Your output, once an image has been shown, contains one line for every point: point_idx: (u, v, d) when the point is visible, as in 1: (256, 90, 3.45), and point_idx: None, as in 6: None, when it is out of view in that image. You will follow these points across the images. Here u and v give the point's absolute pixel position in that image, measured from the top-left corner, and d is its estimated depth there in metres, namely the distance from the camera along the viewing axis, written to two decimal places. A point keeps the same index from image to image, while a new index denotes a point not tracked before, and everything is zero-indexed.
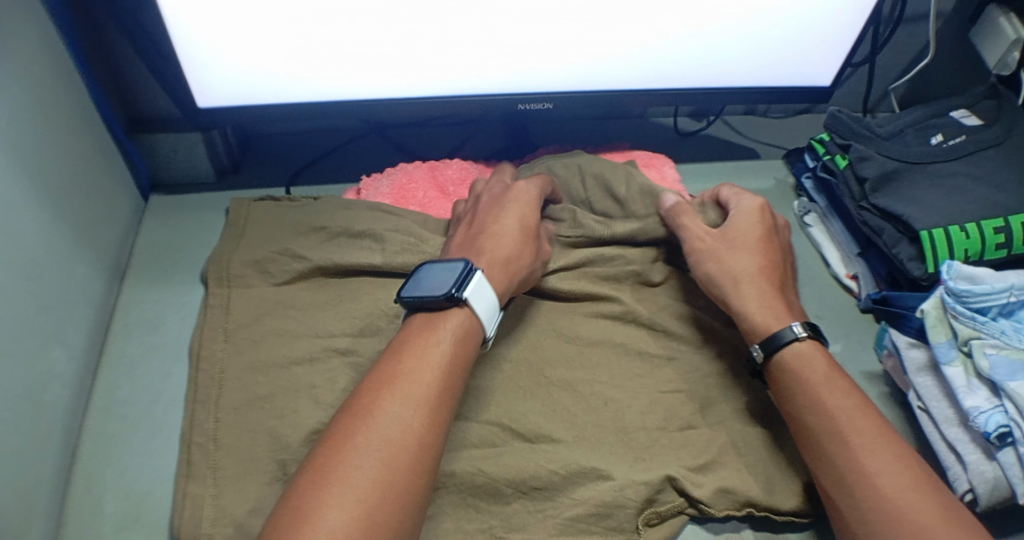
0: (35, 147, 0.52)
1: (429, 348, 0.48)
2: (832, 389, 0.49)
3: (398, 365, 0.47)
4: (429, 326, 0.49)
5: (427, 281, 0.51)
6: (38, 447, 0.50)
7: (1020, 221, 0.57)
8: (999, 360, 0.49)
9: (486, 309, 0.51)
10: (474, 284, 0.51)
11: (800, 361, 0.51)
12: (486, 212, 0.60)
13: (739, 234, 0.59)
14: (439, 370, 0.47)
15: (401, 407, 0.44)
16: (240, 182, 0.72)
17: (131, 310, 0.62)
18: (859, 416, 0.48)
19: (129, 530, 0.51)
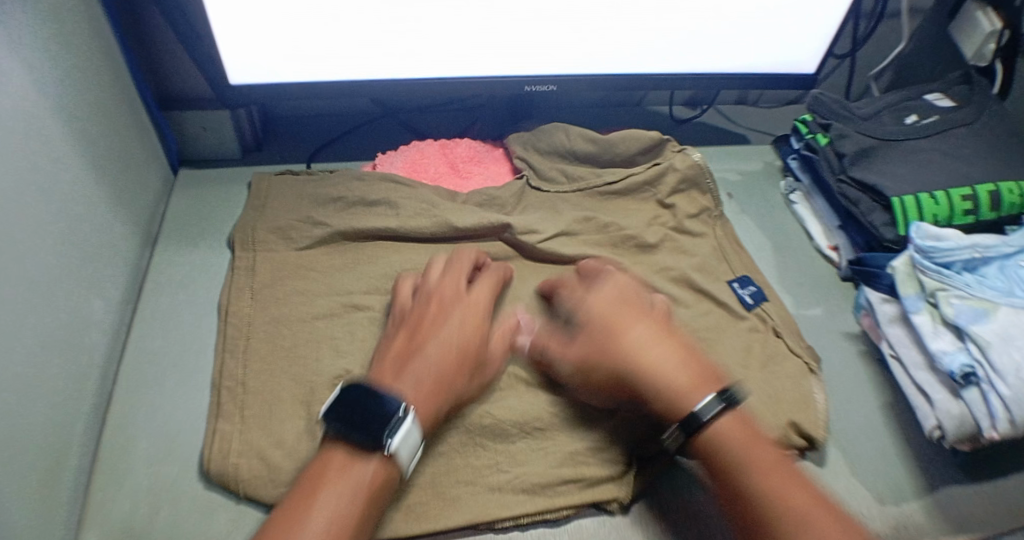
0: (79, 116, 0.57)
1: (342, 478, 0.46)
2: (770, 477, 0.46)
3: (299, 513, 0.44)
4: (347, 461, 0.47)
5: (355, 416, 0.48)
6: (78, 386, 0.55)
7: (986, 189, 0.62)
8: (963, 309, 0.55)
9: (410, 454, 0.49)
10: (405, 429, 0.48)
11: (723, 441, 0.49)
12: (432, 321, 0.57)
13: (614, 309, 0.56)
14: (346, 515, 0.45)
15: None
16: (264, 158, 0.77)
17: (162, 271, 0.67)
18: (798, 495, 0.45)
19: (165, 463, 0.56)
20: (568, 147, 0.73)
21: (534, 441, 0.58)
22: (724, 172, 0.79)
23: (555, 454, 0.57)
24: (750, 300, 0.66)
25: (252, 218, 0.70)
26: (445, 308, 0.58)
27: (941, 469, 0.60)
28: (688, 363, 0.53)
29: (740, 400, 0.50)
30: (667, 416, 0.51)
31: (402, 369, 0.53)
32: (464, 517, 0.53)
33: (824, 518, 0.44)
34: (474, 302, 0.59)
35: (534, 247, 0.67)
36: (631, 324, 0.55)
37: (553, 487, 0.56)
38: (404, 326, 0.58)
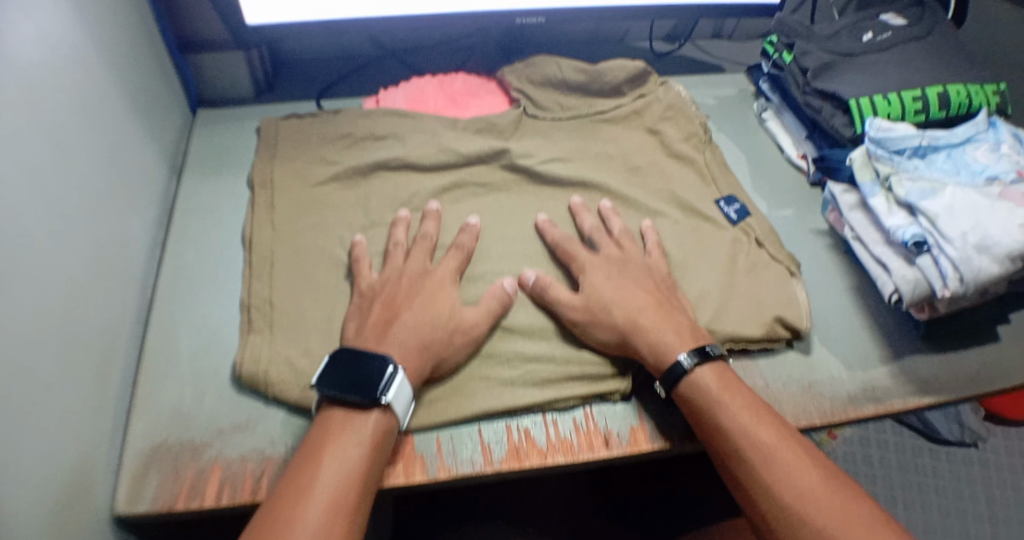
0: (110, 59, 0.63)
1: (348, 439, 0.52)
2: (733, 415, 0.56)
3: (312, 469, 0.50)
4: (347, 421, 0.53)
5: (348, 379, 0.54)
6: (120, 291, 0.61)
7: (935, 92, 0.69)
8: (913, 188, 0.62)
9: (404, 405, 0.55)
10: (396, 385, 0.54)
11: (698, 390, 0.58)
12: (405, 288, 0.61)
13: (600, 290, 0.62)
14: (355, 463, 0.51)
15: (323, 509, 0.48)
16: (275, 98, 0.83)
17: (188, 196, 0.73)
18: (761, 429, 0.56)
19: (204, 356, 0.63)
20: (560, 77, 0.78)
21: (536, 339, 0.63)
22: (702, 98, 0.85)
23: (560, 353, 0.62)
24: (735, 216, 0.71)
25: (269, 163, 0.73)
26: (420, 277, 0.62)
27: (899, 342, 0.67)
28: (671, 318, 0.61)
29: (716, 354, 0.60)
30: (657, 370, 0.59)
31: (385, 333, 0.58)
32: (482, 405, 0.59)
33: (779, 450, 0.55)
34: (442, 272, 0.63)
35: (533, 171, 0.72)
36: (625, 292, 0.62)
37: (560, 383, 0.61)
38: (379, 297, 0.61)
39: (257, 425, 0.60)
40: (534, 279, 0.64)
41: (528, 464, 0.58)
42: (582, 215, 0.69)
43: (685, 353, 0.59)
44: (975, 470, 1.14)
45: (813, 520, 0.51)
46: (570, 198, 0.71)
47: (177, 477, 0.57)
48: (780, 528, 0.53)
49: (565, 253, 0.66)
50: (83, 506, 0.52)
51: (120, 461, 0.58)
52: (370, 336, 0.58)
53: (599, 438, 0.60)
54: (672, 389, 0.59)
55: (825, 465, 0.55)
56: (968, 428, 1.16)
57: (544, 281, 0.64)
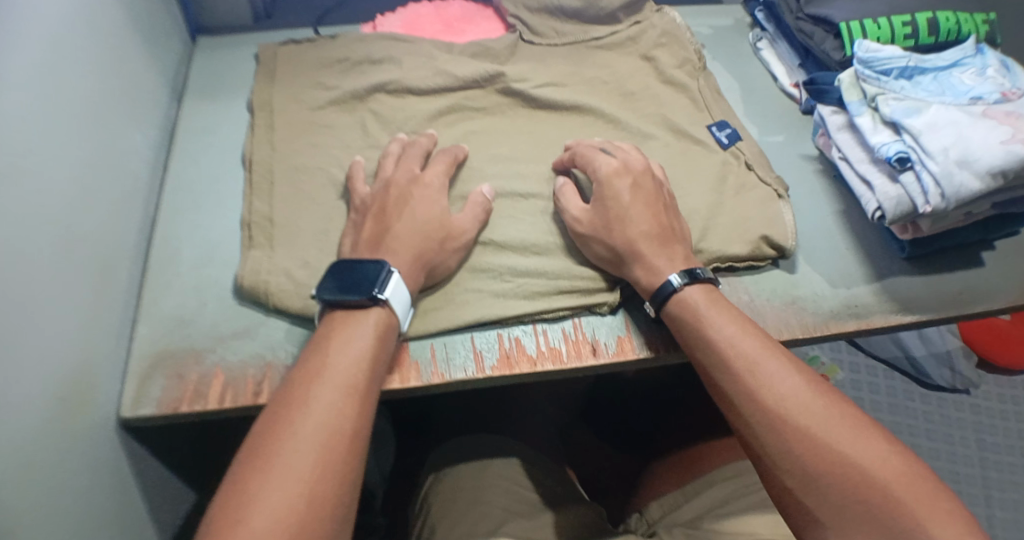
0: None
1: (353, 334, 0.53)
2: (722, 327, 0.56)
3: (318, 359, 0.52)
4: (350, 320, 0.55)
5: (346, 282, 0.56)
6: (123, 202, 0.63)
7: (925, 17, 0.71)
8: (898, 107, 0.63)
9: (401, 305, 0.57)
10: (393, 284, 0.56)
11: (684, 306, 0.58)
12: (399, 199, 0.62)
13: (608, 203, 0.63)
14: (361, 352, 0.53)
15: (333, 391, 0.50)
16: (273, 25, 0.84)
17: (189, 119, 0.75)
18: (747, 338, 0.55)
19: (205, 267, 0.65)
20: (556, 3, 0.79)
21: (528, 254, 0.65)
22: (698, 28, 0.85)
23: (552, 267, 0.64)
24: (725, 140, 0.72)
25: (269, 86, 0.74)
26: (412, 187, 0.63)
27: (885, 262, 0.68)
28: (669, 242, 0.61)
29: (708, 277, 0.60)
30: (646, 292, 0.60)
31: (378, 245, 0.59)
32: (474, 315, 0.61)
33: (765, 361, 0.54)
34: (431, 181, 0.64)
35: (528, 95, 0.73)
36: (628, 215, 0.62)
37: (550, 296, 0.63)
38: (370, 210, 0.62)
39: (258, 332, 0.62)
40: (559, 185, 0.67)
41: (518, 370, 0.60)
42: (581, 142, 0.69)
43: (675, 274, 0.59)
44: (966, 415, 1.15)
45: (796, 424, 0.51)
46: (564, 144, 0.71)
47: (181, 379, 0.59)
48: (762, 435, 0.52)
49: (581, 163, 0.66)
50: (91, 399, 0.54)
51: (126, 364, 0.60)
52: (367, 242, 0.60)
53: (587, 346, 0.62)
54: (658, 306, 0.59)
55: (811, 375, 0.54)
56: (959, 374, 1.16)
57: (562, 190, 0.66)
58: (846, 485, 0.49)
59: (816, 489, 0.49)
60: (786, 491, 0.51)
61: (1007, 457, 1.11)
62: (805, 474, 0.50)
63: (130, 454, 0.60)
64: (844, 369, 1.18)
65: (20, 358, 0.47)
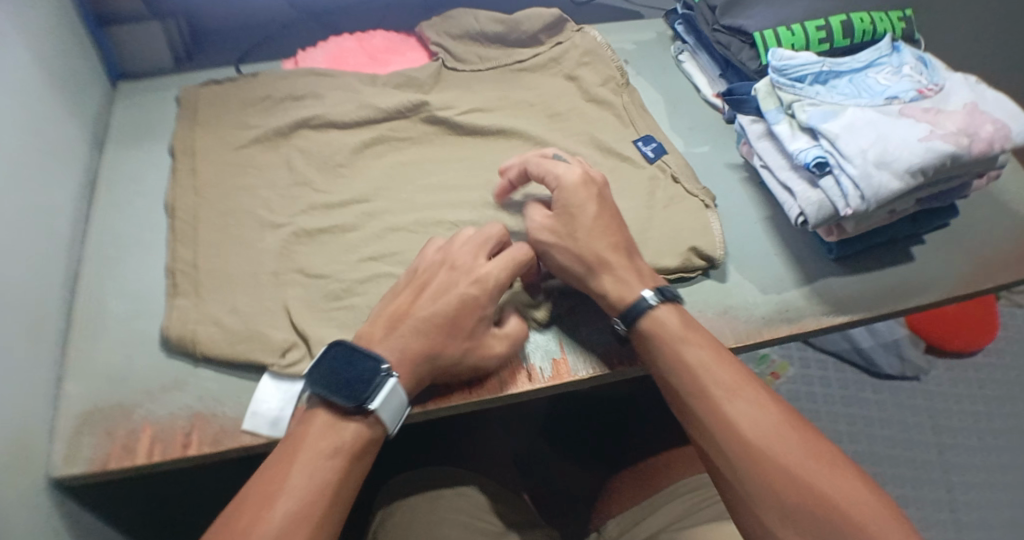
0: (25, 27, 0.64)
1: (330, 445, 0.51)
2: (693, 353, 0.55)
3: (281, 473, 0.49)
4: (331, 425, 0.52)
5: (340, 376, 0.52)
6: (45, 256, 0.62)
7: (838, 21, 0.72)
8: (814, 112, 0.64)
9: (392, 413, 0.53)
10: (385, 392, 0.52)
11: (657, 329, 0.57)
12: (441, 284, 0.58)
13: (576, 214, 0.61)
14: (326, 473, 0.50)
15: (286, 518, 0.47)
16: (197, 66, 0.84)
17: (113, 167, 0.74)
18: (718, 366, 0.54)
19: (132, 318, 0.64)
20: (478, 29, 0.79)
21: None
22: (621, 44, 0.86)
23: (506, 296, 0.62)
24: (652, 154, 0.72)
25: (191, 130, 0.73)
26: (461, 273, 0.58)
27: (814, 265, 0.68)
28: (633, 255, 0.61)
29: (675, 298, 0.59)
30: (614, 309, 0.59)
31: (390, 334, 0.55)
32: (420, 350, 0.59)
33: (742, 388, 0.53)
34: (477, 274, 0.58)
35: (453, 121, 0.73)
36: (596, 231, 0.60)
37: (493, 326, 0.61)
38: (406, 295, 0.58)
39: (186, 384, 0.61)
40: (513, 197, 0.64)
41: (452, 402, 0.57)
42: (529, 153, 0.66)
43: (648, 291, 0.58)
44: (920, 402, 1.16)
45: (772, 456, 0.50)
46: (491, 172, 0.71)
47: (109, 437, 0.57)
48: (738, 469, 0.51)
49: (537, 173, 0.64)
50: (27, 463, 0.52)
51: (54, 423, 0.58)
52: (377, 329, 0.56)
53: (523, 372, 0.60)
54: (630, 325, 0.58)
55: (784, 405, 0.53)
56: (909, 361, 1.17)
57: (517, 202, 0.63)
58: (823, 523, 0.47)
59: (792, 525, 0.48)
60: (761, 527, 0.50)
61: (965, 441, 1.12)
62: (782, 510, 0.49)
63: (69, 524, 0.57)
64: (795, 364, 1.19)
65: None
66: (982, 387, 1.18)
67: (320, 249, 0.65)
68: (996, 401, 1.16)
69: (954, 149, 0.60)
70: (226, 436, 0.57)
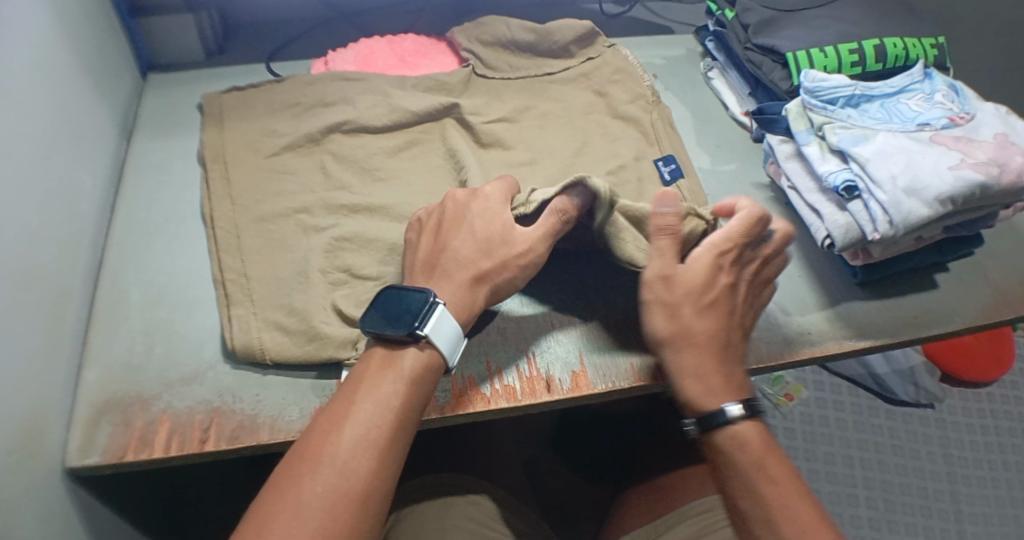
0: (58, 18, 0.64)
1: (391, 374, 0.51)
2: (763, 485, 0.53)
3: (347, 401, 0.50)
4: (392, 357, 0.52)
5: (391, 311, 0.53)
6: (70, 244, 0.62)
7: (871, 45, 0.72)
8: (845, 136, 0.64)
9: (446, 342, 0.54)
10: (435, 320, 0.53)
11: (735, 443, 0.54)
12: (456, 215, 0.59)
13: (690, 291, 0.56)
14: (390, 398, 0.50)
15: (352, 445, 0.48)
16: (227, 61, 0.85)
17: (141, 158, 0.74)
18: (792, 504, 0.52)
19: (153, 309, 0.64)
20: (509, 37, 0.79)
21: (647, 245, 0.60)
22: (650, 59, 0.86)
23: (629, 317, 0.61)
24: (669, 177, 0.70)
25: (219, 134, 0.73)
26: (472, 202, 0.60)
27: (838, 289, 0.68)
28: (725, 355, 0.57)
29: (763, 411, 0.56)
30: (695, 410, 0.56)
31: (433, 270, 0.57)
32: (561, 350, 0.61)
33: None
34: (487, 202, 0.60)
35: (480, 127, 0.73)
36: (707, 295, 0.56)
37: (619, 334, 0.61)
38: (429, 230, 0.60)
39: (203, 378, 0.60)
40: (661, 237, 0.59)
41: (472, 410, 0.57)
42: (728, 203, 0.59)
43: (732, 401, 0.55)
44: (932, 430, 1.14)
45: None
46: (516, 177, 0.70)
47: (127, 427, 0.57)
48: None
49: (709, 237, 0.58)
50: (40, 448, 0.52)
51: (72, 410, 0.58)
52: (421, 268, 0.58)
53: (542, 383, 0.59)
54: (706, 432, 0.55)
55: None
56: (923, 389, 1.17)
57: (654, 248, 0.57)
58: None
59: None
60: None
61: (976, 472, 1.11)
62: None
63: (81, 507, 0.57)
64: (808, 387, 1.18)
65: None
66: (994, 418, 1.17)
67: (341, 249, 0.65)
68: (1009, 434, 1.15)
69: (984, 179, 0.60)
70: (244, 432, 0.57)
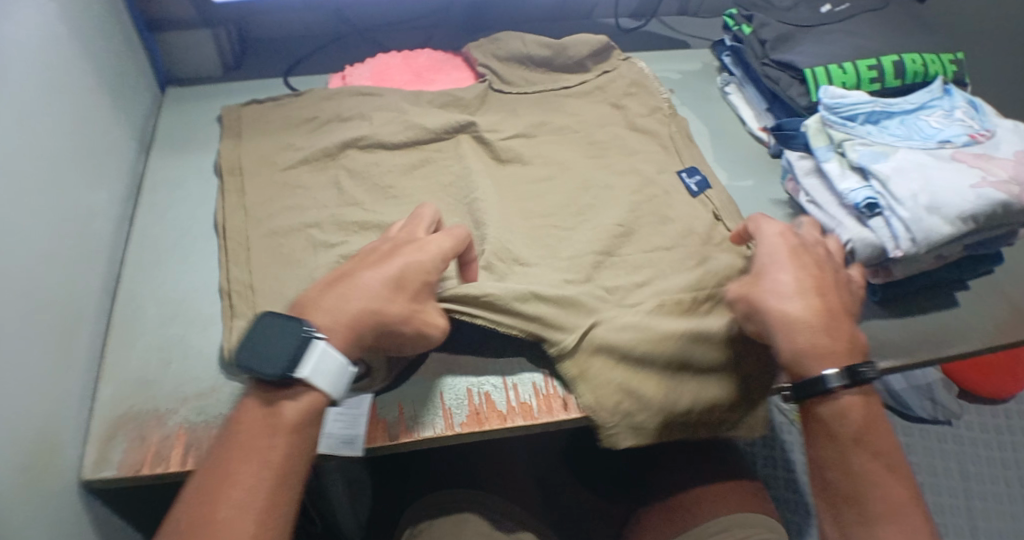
0: (77, 35, 0.65)
1: (270, 426, 0.48)
2: (858, 454, 0.53)
3: (223, 461, 0.47)
4: (269, 404, 0.49)
5: (265, 348, 0.49)
6: (88, 260, 0.62)
7: (890, 61, 0.71)
8: (865, 152, 0.64)
9: (327, 376, 0.49)
10: (313, 358, 0.48)
11: (836, 413, 0.54)
12: (385, 252, 0.56)
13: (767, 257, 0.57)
14: (271, 451, 0.47)
15: (231, 511, 0.45)
16: (245, 75, 0.85)
17: (158, 172, 0.75)
18: (885, 474, 0.53)
19: (170, 324, 0.64)
20: (524, 52, 0.80)
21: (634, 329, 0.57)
22: (666, 73, 0.86)
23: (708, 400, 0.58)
24: (696, 189, 0.70)
25: (235, 149, 0.73)
26: (406, 246, 0.56)
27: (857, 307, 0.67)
28: (822, 305, 0.54)
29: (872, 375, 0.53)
30: (791, 374, 0.55)
31: (329, 292, 0.53)
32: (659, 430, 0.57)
33: (901, 510, 0.52)
34: (430, 246, 0.56)
35: (496, 143, 0.73)
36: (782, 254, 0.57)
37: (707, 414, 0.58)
38: (361, 257, 0.56)
39: (220, 393, 0.60)
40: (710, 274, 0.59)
41: (488, 427, 0.57)
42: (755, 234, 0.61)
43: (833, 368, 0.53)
44: (949, 445, 1.13)
45: None
46: (533, 192, 0.70)
47: (143, 443, 0.57)
48: None
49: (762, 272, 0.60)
50: (55, 464, 0.52)
51: (88, 426, 0.58)
52: (319, 290, 0.53)
53: (559, 401, 0.58)
54: (801, 398, 0.55)
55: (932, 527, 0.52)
56: (941, 405, 1.15)
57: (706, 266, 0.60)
58: None
59: None
60: None
61: (995, 488, 1.09)
62: None
63: (96, 521, 0.57)
64: None
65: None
66: (1013, 434, 1.15)
67: None
68: None
69: (1006, 197, 0.59)
70: None
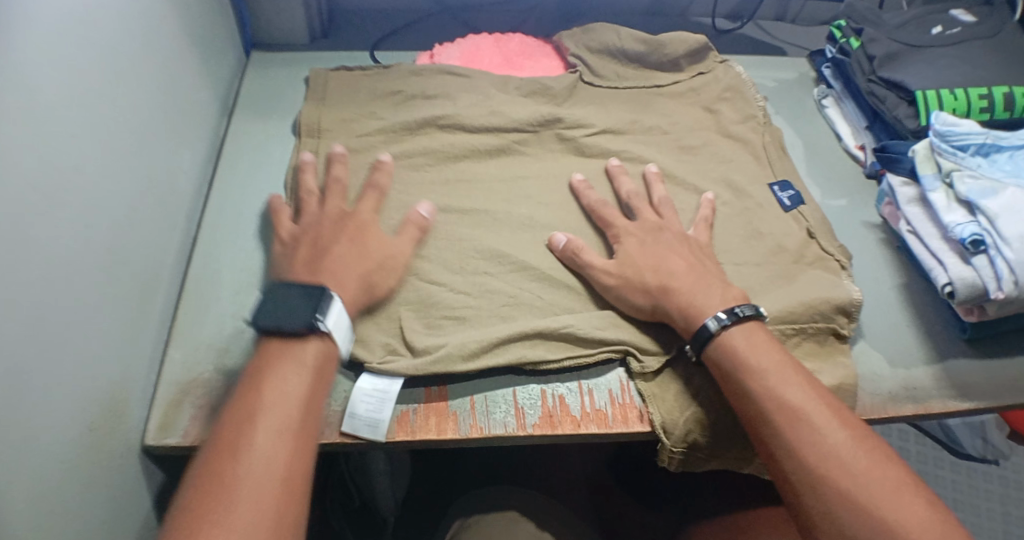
0: None
1: (291, 369, 0.49)
2: (763, 375, 0.51)
3: (250, 404, 0.47)
4: (286, 351, 0.51)
5: (285, 309, 0.51)
6: (167, 220, 0.62)
7: (1002, 92, 0.68)
8: (974, 186, 0.60)
9: (345, 335, 0.53)
10: (335, 311, 0.52)
11: (727, 350, 0.53)
12: (335, 221, 0.60)
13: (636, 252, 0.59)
14: (296, 390, 0.48)
15: (264, 443, 0.45)
16: (331, 45, 0.84)
17: (237, 136, 0.74)
18: (787, 379, 0.51)
19: (242, 291, 0.64)
20: (618, 47, 0.77)
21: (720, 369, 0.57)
22: (761, 80, 0.84)
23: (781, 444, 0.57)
24: (788, 202, 0.68)
25: (317, 120, 0.72)
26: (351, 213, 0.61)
27: (944, 343, 0.64)
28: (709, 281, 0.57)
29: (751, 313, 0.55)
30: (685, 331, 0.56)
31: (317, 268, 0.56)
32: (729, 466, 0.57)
33: (805, 412, 0.50)
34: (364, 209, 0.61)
35: (583, 138, 0.71)
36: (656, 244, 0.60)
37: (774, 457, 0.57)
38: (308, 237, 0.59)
39: None
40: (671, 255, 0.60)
41: (561, 432, 0.55)
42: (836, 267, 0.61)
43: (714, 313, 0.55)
44: (995, 487, 1.10)
45: (836, 483, 0.47)
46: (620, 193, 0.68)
47: (212, 410, 0.57)
48: (804, 491, 0.48)
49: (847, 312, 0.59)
50: (119, 424, 0.52)
51: (156, 389, 0.57)
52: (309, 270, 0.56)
53: (635, 411, 0.56)
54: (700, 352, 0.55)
55: (856, 425, 0.50)
56: (992, 445, 1.12)
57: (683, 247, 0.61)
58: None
59: None
60: None
61: None
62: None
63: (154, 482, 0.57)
64: None
65: (55, 371, 0.44)
66: None
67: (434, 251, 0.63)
68: None
69: None
70: None
